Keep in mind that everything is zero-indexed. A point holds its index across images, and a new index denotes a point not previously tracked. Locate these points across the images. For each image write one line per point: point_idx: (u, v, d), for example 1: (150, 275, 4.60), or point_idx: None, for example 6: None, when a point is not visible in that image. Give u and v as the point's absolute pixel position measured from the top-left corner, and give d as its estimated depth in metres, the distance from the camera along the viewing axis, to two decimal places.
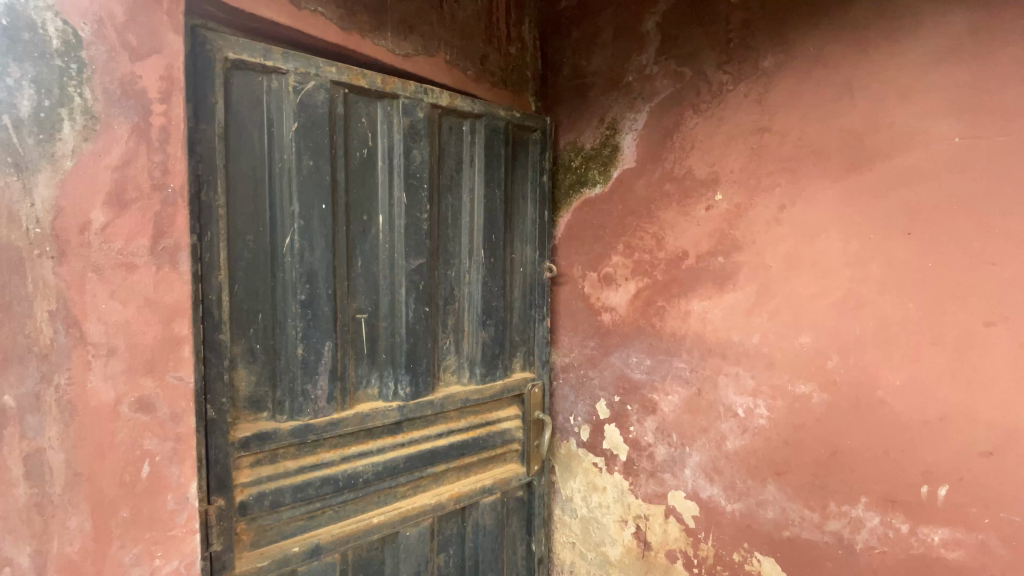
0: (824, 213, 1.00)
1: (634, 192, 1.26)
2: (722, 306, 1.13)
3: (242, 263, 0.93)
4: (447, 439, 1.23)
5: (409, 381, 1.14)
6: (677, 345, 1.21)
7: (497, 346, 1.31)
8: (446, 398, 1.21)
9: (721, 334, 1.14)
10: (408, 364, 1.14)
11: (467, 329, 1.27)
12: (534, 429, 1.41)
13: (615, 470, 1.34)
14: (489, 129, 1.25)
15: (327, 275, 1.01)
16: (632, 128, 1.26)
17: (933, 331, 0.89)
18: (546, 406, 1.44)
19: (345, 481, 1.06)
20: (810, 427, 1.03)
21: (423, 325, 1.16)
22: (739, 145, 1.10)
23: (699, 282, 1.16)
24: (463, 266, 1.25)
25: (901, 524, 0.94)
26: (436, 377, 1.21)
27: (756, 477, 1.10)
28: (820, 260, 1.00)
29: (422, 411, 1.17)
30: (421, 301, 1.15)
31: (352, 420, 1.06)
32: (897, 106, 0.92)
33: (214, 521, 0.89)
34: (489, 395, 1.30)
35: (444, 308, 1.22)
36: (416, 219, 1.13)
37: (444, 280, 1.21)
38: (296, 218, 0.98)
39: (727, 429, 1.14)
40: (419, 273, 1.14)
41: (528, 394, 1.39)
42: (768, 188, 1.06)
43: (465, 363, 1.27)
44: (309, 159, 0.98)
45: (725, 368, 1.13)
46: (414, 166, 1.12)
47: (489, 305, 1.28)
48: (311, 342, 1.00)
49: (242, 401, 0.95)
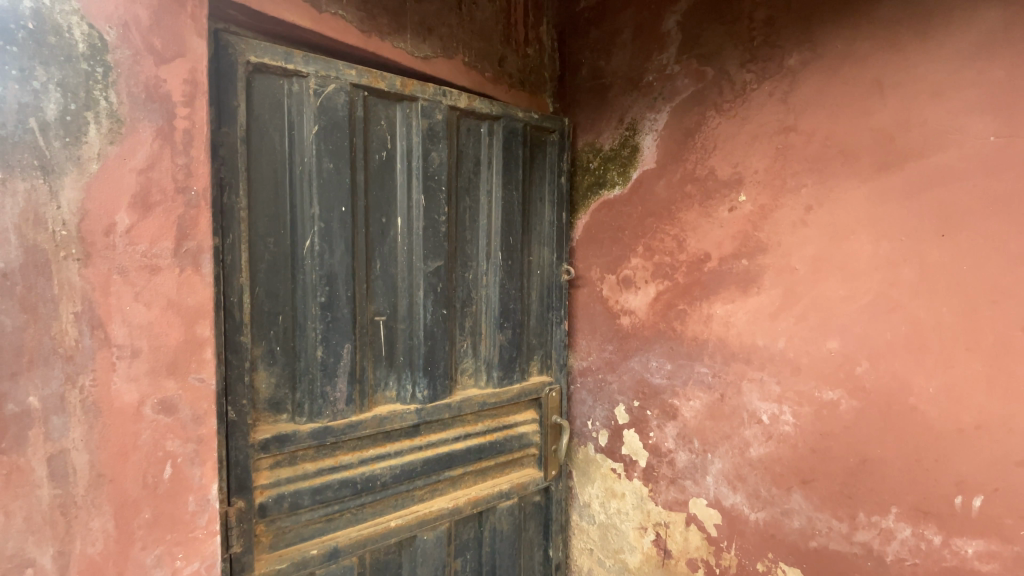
0: (852, 214, 0.97)
1: (654, 193, 1.24)
2: (746, 310, 1.11)
3: (262, 265, 0.93)
4: (464, 443, 1.22)
5: (427, 384, 1.13)
6: (698, 351, 1.18)
7: (515, 351, 1.30)
8: (464, 402, 1.20)
9: (745, 338, 1.11)
10: (426, 366, 1.13)
11: (485, 332, 1.26)
12: (551, 433, 1.39)
13: (634, 476, 1.32)
14: (507, 130, 1.24)
15: (346, 277, 1.01)
16: (652, 128, 1.24)
17: (968, 336, 0.86)
18: (563, 410, 1.43)
19: (363, 484, 1.05)
20: (839, 434, 0.99)
21: (440, 328, 1.15)
22: (763, 145, 1.07)
23: (722, 285, 1.14)
24: (481, 268, 1.24)
25: (934, 536, 0.90)
26: (454, 379, 1.21)
27: (780, 485, 1.07)
28: (848, 262, 0.97)
29: (439, 414, 1.16)
30: (439, 304, 1.14)
31: (371, 423, 1.06)
32: (929, 104, 0.89)
33: (234, 523, 0.89)
34: (507, 398, 1.28)
35: (462, 312, 1.21)
36: (434, 221, 1.12)
37: (462, 284, 1.21)
38: (316, 220, 0.97)
39: (751, 435, 1.11)
40: (437, 275, 1.14)
41: (545, 397, 1.37)
42: (794, 188, 1.04)
43: (482, 366, 1.26)
44: (329, 162, 0.98)
45: (749, 373, 1.11)
46: (433, 168, 1.12)
47: (507, 307, 1.27)
48: (331, 345, 1.00)
49: (262, 404, 0.95)
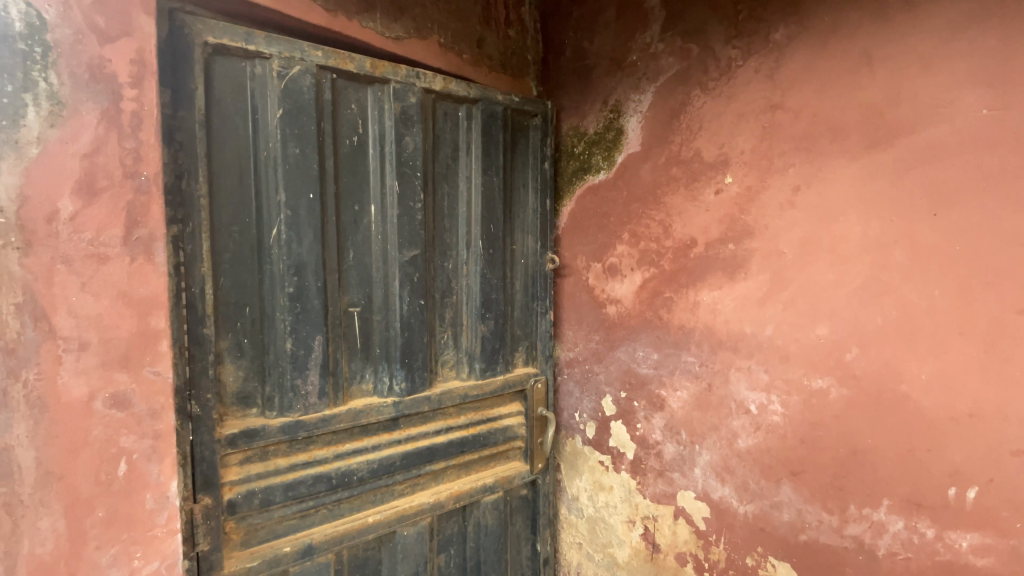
0: (841, 195, 0.93)
1: (639, 177, 1.20)
2: (732, 297, 1.07)
3: (227, 255, 0.90)
4: (445, 437, 1.19)
5: (405, 377, 1.10)
6: (686, 340, 1.14)
7: (498, 343, 1.26)
8: (445, 394, 1.17)
9: (732, 326, 1.07)
10: (403, 358, 1.10)
11: (467, 324, 1.22)
12: (538, 426, 1.35)
13: (622, 469, 1.29)
14: (487, 114, 1.20)
15: (316, 267, 0.98)
16: (636, 110, 1.20)
17: (962, 320, 0.82)
18: (550, 402, 1.38)
19: (338, 480, 1.03)
20: (828, 424, 0.96)
21: (418, 319, 1.11)
22: (749, 124, 1.03)
23: (708, 272, 1.10)
24: (460, 256, 1.20)
25: (927, 529, 0.86)
26: (434, 372, 1.17)
27: (769, 478, 1.04)
28: (837, 244, 0.93)
29: (419, 407, 1.13)
30: (415, 295, 1.10)
31: (345, 417, 1.03)
32: (918, 77, 0.85)
33: (200, 521, 0.86)
34: (490, 391, 1.25)
35: (442, 303, 1.17)
36: (410, 208, 1.09)
37: (442, 274, 1.17)
38: (283, 208, 0.95)
39: (739, 426, 1.07)
40: (414, 264, 1.10)
41: (531, 389, 1.33)
42: (781, 169, 0.99)
43: (463, 358, 1.22)
44: (295, 147, 0.95)
45: (737, 362, 1.07)
46: (407, 154, 1.08)
47: (489, 298, 1.23)
48: (301, 336, 0.97)
49: (230, 398, 0.92)
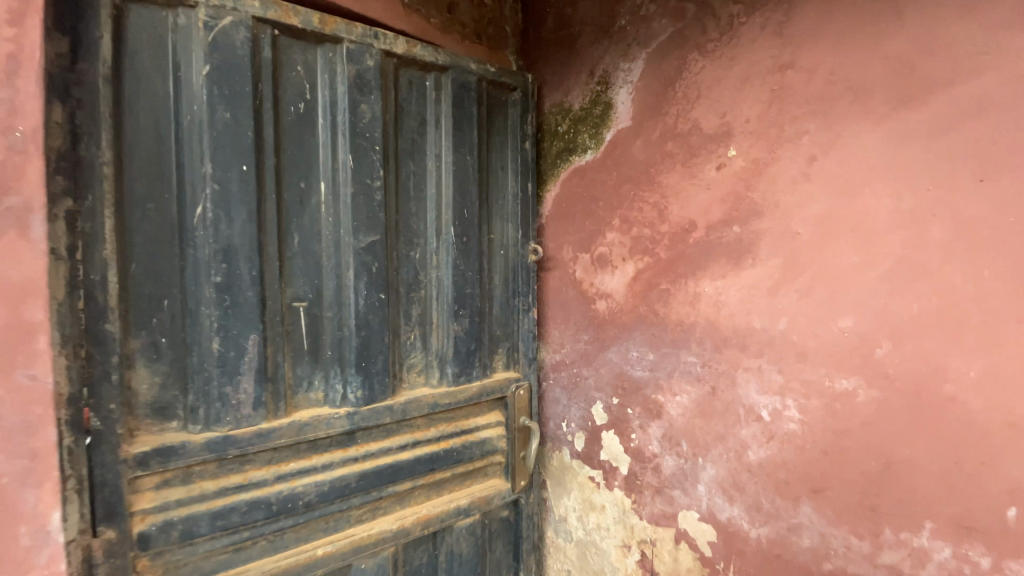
0: (865, 163, 0.79)
1: (630, 155, 1.06)
2: (739, 287, 0.93)
3: (140, 237, 0.77)
4: (411, 454, 1.03)
5: (361, 384, 0.94)
6: (686, 337, 1.00)
7: (474, 345, 1.10)
8: (410, 403, 1.01)
9: (740, 321, 0.93)
10: (359, 362, 0.94)
11: (438, 322, 1.06)
12: (520, 438, 1.20)
13: (615, 487, 1.14)
14: (458, 84, 1.06)
15: (250, 252, 0.83)
16: (626, 80, 1.07)
17: (1018, 305, 0.68)
18: (534, 411, 1.23)
19: (280, 506, 0.88)
20: (856, 433, 0.82)
21: (377, 316, 0.96)
22: (755, 88, 0.90)
23: (711, 259, 0.96)
24: (428, 245, 1.04)
25: (980, 558, 0.72)
26: (398, 377, 1.01)
27: (786, 495, 0.90)
28: (862, 222, 0.80)
29: (379, 419, 0.97)
30: (373, 287, 0.95)
31: (288, 431, 0.88)
32: (956, 22, 0.72)
33: (101, 559, 0.72)
34: (463, 400, 1.09)
35: (408, 298, 1.02)
36: (367, 187, 0.94)
37: (406, 264, 1.01)
38: (210, 182, 0.80)
39: (749, 436, 0.93)
40: (372, 252, 0.94)
41: (511, 397, 1.17)
42: (793, 137, 0.86)
43: (433, 361, 1.06)
44: (225, 111, 0.80)
45: (745, 362, 0.93)
46: (363, 125, 0.93)
47: (462, 293, 1.08)
48: (230, 336, 0.82)
49: (142, 409, 0.77)
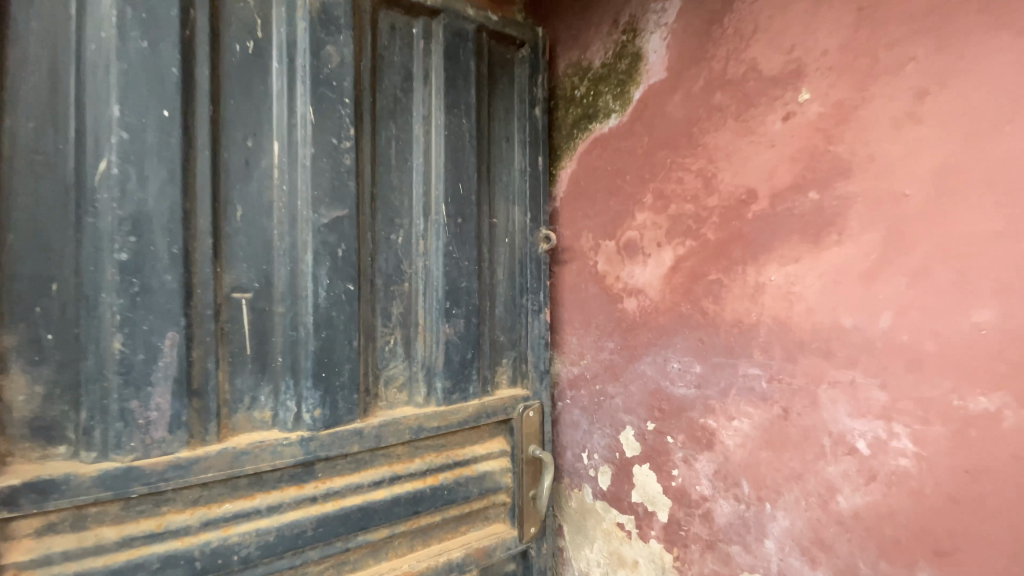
0: (1001, 88, 0.56)
1: (666, 114, 0.85)
2: (818, 272, 0.69)
3: (23, 198, 0.58)
4: (388, 493, 0.80)
5: (320, 401, 0.72)
6: (746, 343, 0.76)
7: (471, 353, 0.88)
8: (385, 427, 0.78)
9: (820, 318, 0.69)
10: (317, 372, 0.72)
11: (423, 324, 0.84)
12: (529, 472, 0.94)
13: (651, 537, 0.88)
14: (452, 32, 0.86)
15: (171, 224, 0.64)
16: (659, 24, 0.86)
17: None
18: (545, 439, 0.97)
19: (206, 563, 0.66)
20: (1004, 473, 0.56)
21: (343, 313, 0.74)
22: (834, 10, 0.68)
23: (777, 237, 0.73)
24: (412, 226, 0.84)
25: None
26: (370, 393, 0.79)
27: (896, 561, 0.64)
28: (1001, 170, 0.56)
29: (344, 448, 0.74)
30: (337, 276, 0.74)
31: (218, 462, 0.66)
32: None
33: None
34: (456, 423, 0.85)
35: (385, 292, 0.80)
36: (332, 148, 0.74)
37: (383, 249, 0.80)
38: (118, 130, 0.61)
39: (838, 475, 0.68)
40: (335, 230, 0.74)
41: (517, 420, 0.93)
42: (892, 67, 0.64)
43: (419, 373, 0.84)
44: (141, 40, 0.62)
45: (829, 373, 0.68)
46: (329, 71, 0.74)
47: (455, 287, 0.86)
48: (138, 333, 0.62)
49: (19, 427, 0.59)
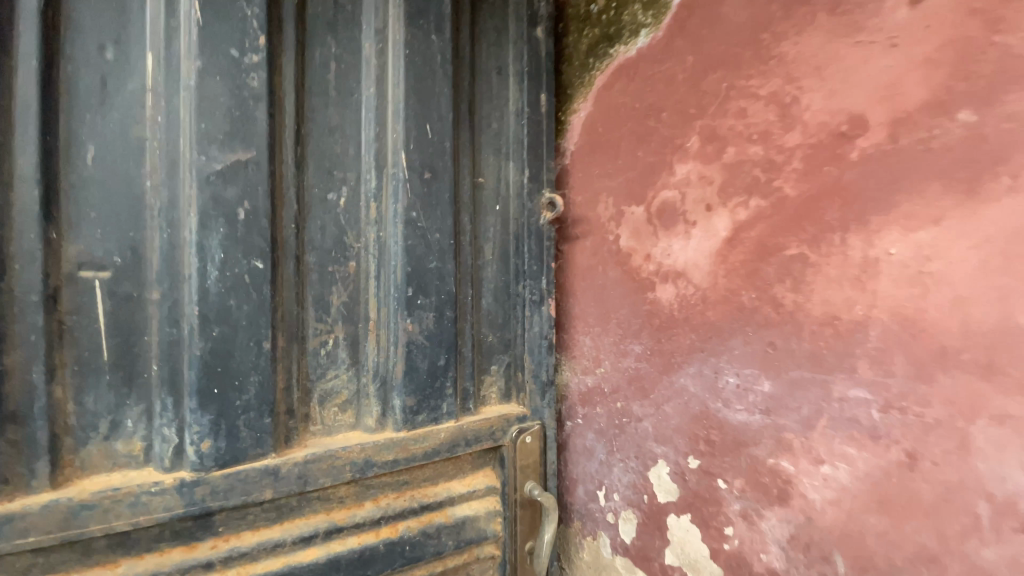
0: None
1: (722, 19, 0.59)
2: (973, 238, 0.44)
3: None
4: (323, 552, 0.58)
5: (211, 429, 0.50)
6: (848, 350, 0.50)
7: (443, 360, 0.63)
8: (314, 464, 0.55)
9: (977, 312, 0.43)
10: (207, 387, 0.50)
11: (374, 318, 0.61)
12: (524, 518, 0.70)
13: None
14: None
15: None
16: None
17: None
18: (546, 471, 0.73)
19: None
20: None
21: (248, 301, 0.51)
22: None
23: (899, 186, 0.47)
24: (359, 183, 0.60)
25: None
26: (295, 415, 0.56)
27: None
28: None
29: (252, 495, 0.52)
30: (234, 247, 0.51)
31: (48, 519, 0.45)
32: None
33: None
34: (422, 456, 0.62)
35: (318, 273, 0.57)
36: (232, 63, 0.51)
37: (315, 213, 0.57)
38: None
39: (1009, 567, 0.42)
40: (232, 182, 0.51)
41: (507, 449, 0.68)
42: None
43: (370, 386, 0.60)
44: None
45: (993, 401, 0.43)
46: None
47: (420, 268, 0.61)
48: None
49: None
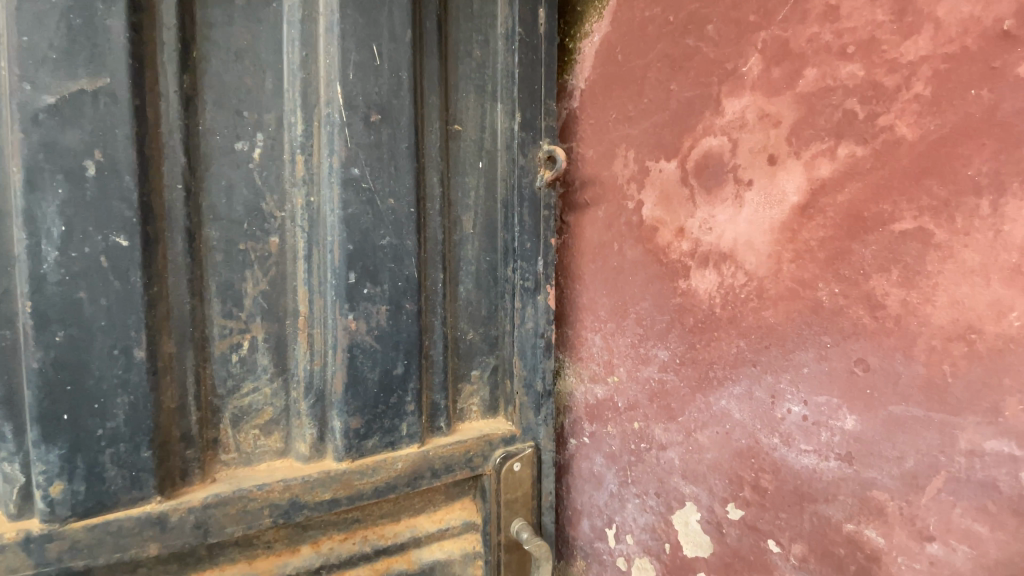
0: None
1: None
2: None
3: None
4: None
5: (64, 465, 0.37)
6: (991, 382, 0.32)
7: (401, 368, 0.48)
8: (217, 509, 0.42)
9: None
10: (52, 409, 0.36)
11: (305, 313, 0.46)
12: (510, 565, 0.55)
13: None
14: None
15: None
16: None
17: None
18: (541, 502, 0.58)
19: None
20: None
21: (107, 291, 0.37)
22: None
23: None
24: (281, 129, 0.44)
25: None
26: (195, 442, 0.42)
27: None
28: None
29: (128, 551, 0.39)
30: (80, 217, 0.37)
31: None
32: None
33: None
34: (371, 492, 0.47)
35: (223, 253, 0.43)
36: None
37: (216, 169, 0.42)
38: None
39: None
40: (73, 124, 0.36)
41: (489, 477, 0.54)
42: None
43: (301, 401, 0.46)
44: None
45: None
46: None
47: (365, 246, 0.46)
48: None
49: None
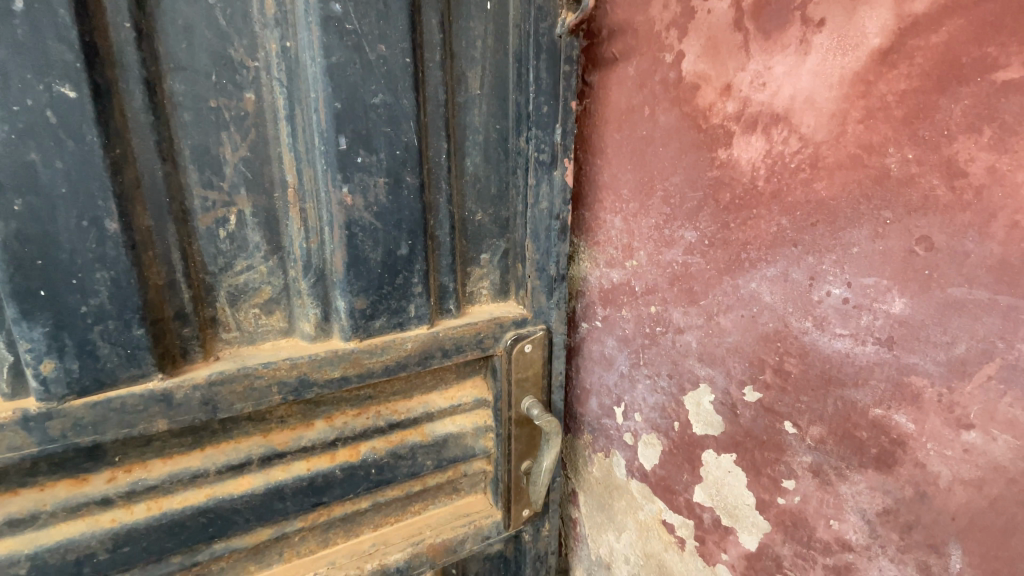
0: None
1: None
2: None
3: None
4: (261, 479, 0.46)
5: (54, 344, 0.35)
6: None
7: (405, 248, 0.45)
8: (224, 387, 0.41)
9: None
10: (29, 286, 0.33)
11: (294, 184, 0.41)
12: (521, 438, 0.56)
13: (718, 563, 0.51)
14: None
15: None
16: None
17: None
18: (552, 383, 0.58)
19: None
20: None
21: (61, 153, 0.32)
22: None
23: None
24: None
25: None
26: (191, 320, 0.40)
27: None
28: None
29: (138, 426, 0.38)
30: (12, 60, 0.30)
31: None
32: None
33: None
34: (381, 372, 0.46)
35: (192, 111, 0.37)
36: None
37: (169, 4, 0.35)
38: None
39: None
40: None
41: (500, 358, 0.53)
42: None
43: (299, 280, 0.43)
44: None
45: None
46: None
47: (354, 105, 0.39)
48: None
49: None
